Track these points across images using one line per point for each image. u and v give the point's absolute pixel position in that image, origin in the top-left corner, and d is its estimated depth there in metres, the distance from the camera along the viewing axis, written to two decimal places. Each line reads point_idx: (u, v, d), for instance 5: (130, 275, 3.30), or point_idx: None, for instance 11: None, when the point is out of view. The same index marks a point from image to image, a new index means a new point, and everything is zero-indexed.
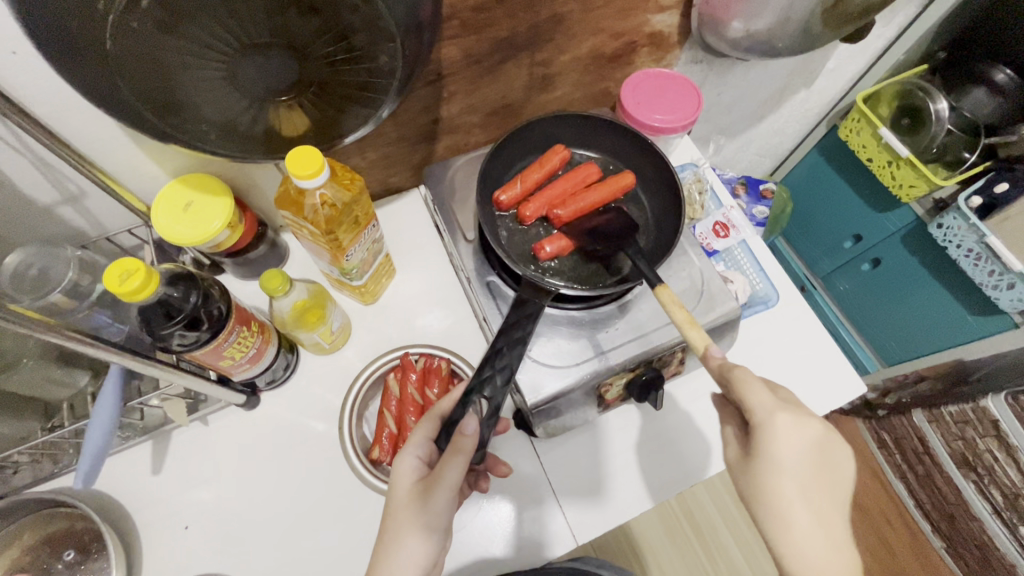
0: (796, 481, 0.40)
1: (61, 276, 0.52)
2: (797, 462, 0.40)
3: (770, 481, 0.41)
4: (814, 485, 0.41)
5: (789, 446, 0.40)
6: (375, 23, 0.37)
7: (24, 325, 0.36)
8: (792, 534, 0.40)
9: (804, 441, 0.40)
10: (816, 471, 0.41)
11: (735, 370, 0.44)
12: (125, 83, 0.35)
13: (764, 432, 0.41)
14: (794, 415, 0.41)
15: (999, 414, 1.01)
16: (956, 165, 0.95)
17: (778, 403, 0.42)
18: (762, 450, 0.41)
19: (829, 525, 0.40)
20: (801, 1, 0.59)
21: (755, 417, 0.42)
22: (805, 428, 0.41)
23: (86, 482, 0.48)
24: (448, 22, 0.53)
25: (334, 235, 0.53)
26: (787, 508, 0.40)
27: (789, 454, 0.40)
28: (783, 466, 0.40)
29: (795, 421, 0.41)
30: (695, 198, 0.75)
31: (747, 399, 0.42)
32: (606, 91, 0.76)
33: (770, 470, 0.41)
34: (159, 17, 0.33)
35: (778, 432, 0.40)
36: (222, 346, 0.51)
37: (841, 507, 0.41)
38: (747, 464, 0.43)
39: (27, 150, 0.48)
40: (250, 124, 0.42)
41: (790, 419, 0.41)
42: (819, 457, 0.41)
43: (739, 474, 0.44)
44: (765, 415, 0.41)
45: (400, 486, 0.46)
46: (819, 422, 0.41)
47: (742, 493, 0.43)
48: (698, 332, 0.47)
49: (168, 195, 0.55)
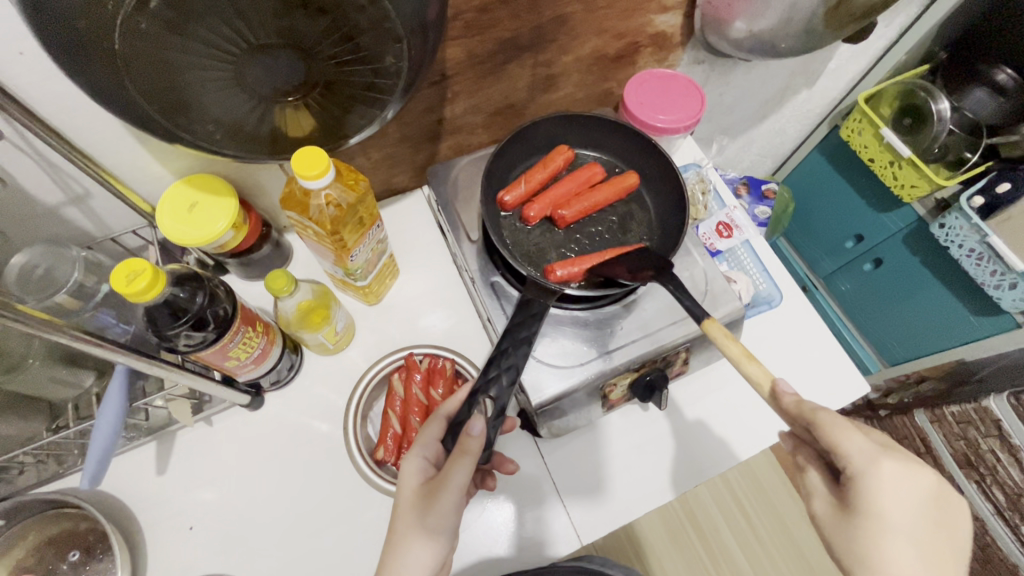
0: (902, 534, 0.39)
1: (67, 277, 0.52)
2: (902, 513, 0.39)
3: (875, 536, 0.39)
4: (921, 536, 0.39)
5: (894, 496, 0.39)
6: (382, 23, 0.37)
7: (30, 325, 0.36)
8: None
9: (909, 490, 0.39)
10: (921, 522, 0.39)
11: (819, 412, 0.42)
12: (134, 85, 0.35)
13: (866, 484, 0.39)
14: (897, 462, 0.39)
15: (1000, 414, 0.96)
16: (957, 165, 0.94)
17: (878, 449, 0.40)
18: (864, 504, 0.39)
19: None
20: (804, 2, 0.59)
21: (853, 467, 0.40)
22: (909, 476, 0.39)
23: (92, 482, 0.48)
24: (453, 23, 0.53)
25: (340, 236, 0.54)
26: (896, 566, 0.38)
27: (894, 506, 0.39)
28: (887, 520, 0.39)
29: (899, 470, 0.39)
30: (698, 199, 0.75)
31: (842, 446, 0.40)
32: (609, 91, 0.76)
33: (874, 525, 0.39)
34: (166, 16, 0.33)
35: (882, 483, 0.39)
36: (227, 346, 0.51)
37: (950, 557, 0.40)
38: (843, 516, 0.41)
39: (33, 150, 0.48)
40: (256, 125, 0.42)
41: (895, 467, 0.39)
42: (925, 506, 0.39)
43: (833, 526, 0.42)
44: (865, 464, 0.39)
45: (407, 487, 0.46)
46: (923, 469, 0.39)
47: (838, 548, 0.41)
48: (755, 366, 0.45)
49: (173, 195, 0.55)
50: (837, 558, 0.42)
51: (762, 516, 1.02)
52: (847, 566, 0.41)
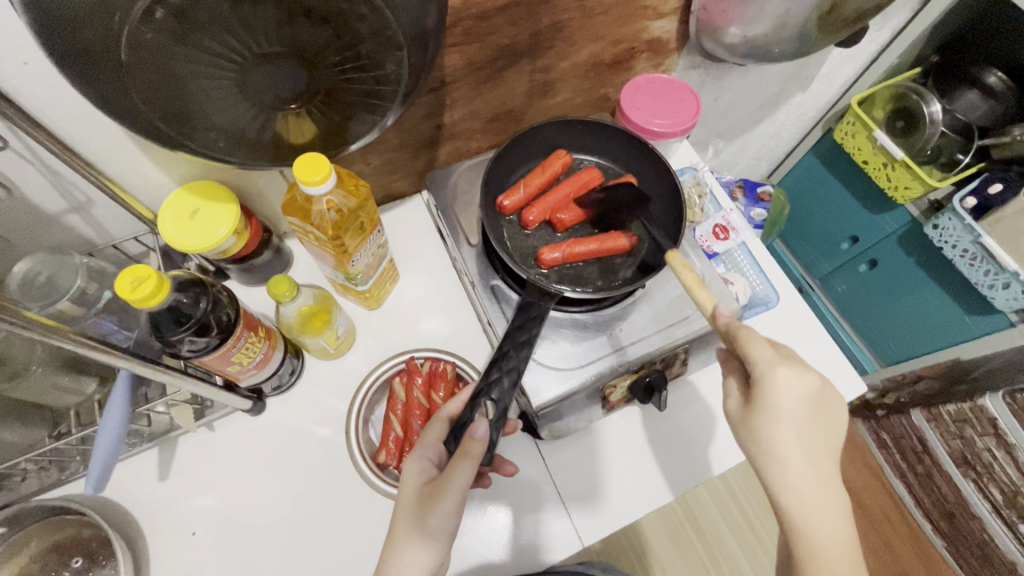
0: (792, 425, 0.43)
1: (70, 284, 0.53)
2: (794, 410, 0.43)
3: (770, 426, 0.43)
4: (810, 430, 0.43)
5: (787, 394, 0.43)
6: (383, 32, 0.38)
7: (36, 331, 0.36)
8: (787, 474, 0.43)
9: (800, 389, 0.43)
10: (810, 417, 0.44)
11: (741, 329, 0.45)
12: (139, 93, 0.36)
13: (765, 382, 0.43)
14: (790, 364, 0.43)
15: (997, 413, 1.05)
16: (950, 167, 0.97)
17: (778, 355, 0.44)
18: (764, 400, 0.43)
19: (821, 466, 0.43)
20: (796, 8, 0.60)
21: (757, 369, 0.44)
22: (802, 378, 0.43)
23: (96, 487, 0.47)
24: (452, 30, 0.54)
25: (341, 240, 0.54)
26: (786, 452, 0.43)
27: (787, 404, 0.43)
28: (782, 414, 0.43)
29: (793, 369, 0.43)
30: (695, 202, 0.76)
31: (750, 352, 0.44)
32: (605, 96, 0.77)
33: (768, 417, 0.43)
34: (172, 27, 0.34)
35: (778, 381, 0.43)
36: (230, 352, 0.51)
37: (831, 448, 0.45)
38: (747, 412, 0.45)
39: (37, 159, 0.48)
40: (258, 133, 0.43)
41: (789, 369, 0.43)
42: (815, 404, 0.44)
43: (738, 421, 0.46)
44: (766, 367, 0.43)
45: (409, 487, 0.47)
46: (816, 374, 0.43)
47: (741, 439, 0.46)
48: (705, 292, 0.48)
49: (175, 202, 0.56)
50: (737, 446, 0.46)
51: (759, 515, 1.03)
52: (745, 455, 0.46)
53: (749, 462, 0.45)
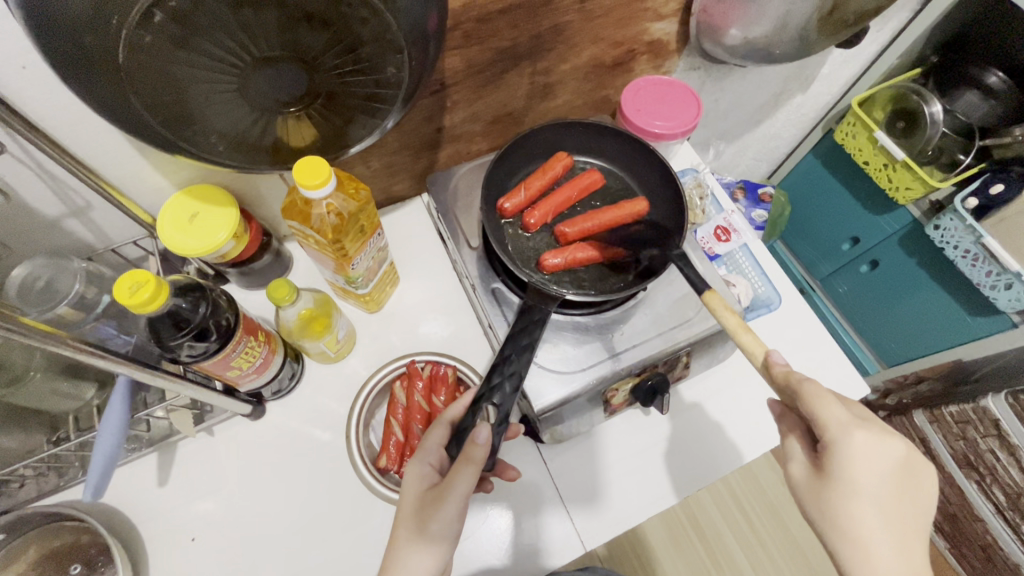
0: (870, 497, 0.41)
1: (68, 288, 0.52)
2: (872, 480, 0.41)
3: (845, 499, 0.41)
4: (892, 504, 0.41)
5: (865, 463, 0.41)
6: (383, 35, 0.38)
7: (32, 337, 0.36)
8: (867, 553, 0.41)
9: (879, 457, 0.41)
10: (892, 491, 0.41)
11: (804, 382, 0.43)
12: (137, 97, 0.35)
13: (839, 450, 0.42)
14: (868, 433, 0.42)
15: (999, 414, 1.03)
16: (951, 167, 0.96)
17: (853, 419, 0.42)
18: (838, 470, 0.42)
19: (908, 546, 0.41)
20: (797, 9, 0.60)
21: (829, 435, 0.42)
22: (880, 445, 0.41)
23: (95, 494, 0.47)
24: (452, 33, 0.54)
25: (341, 244, 0.54)
26: (864, 527, 0.41)
27: (865, 474, 0.41)
28: (859, 485, 0.41)
29: (870, 438, 0.41)
30: (696, 203, 0.75)
31: (821, 415, 0.42)
32: (605, 98, 0.76)
33: (844, 490, 0.41)
34: (171, 31, 0.33)
35: (852, 450, 0.41)
36: (229, 356, 0.51)
37: (917, 524, 0.42)
38: (818, 481, 0.43)
39: (34, 163, 0.48)
40: (258, 137, 0.42)
41: (867, 437, 0.41)
42: (895, 476, 0.42)
43: (808, 490, 0.44)
44: (840, 432, 0.42)
45: (410, 493, 0.47)
46: (894, 440, 0.42)
47: (811, 510, 0.44)
48: (748, 340, 0.46)
49: (174, 206, 0.55)
50: (810, 519, 0.44)
51: (762, 518, 1.02)
52: (817, 528, 0.43)
53: (823, 536, 0.43)
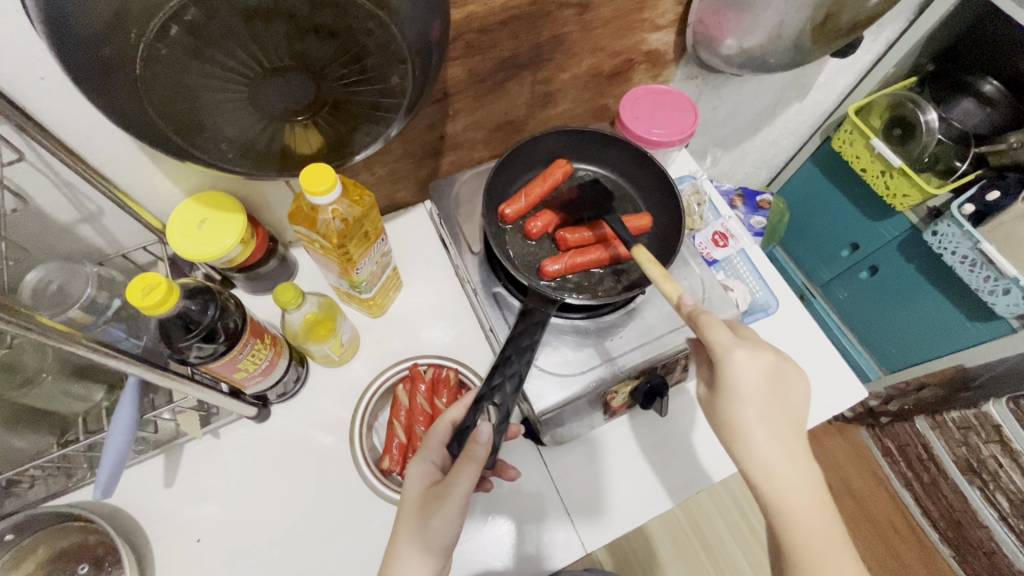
0: (752, 404, 0.46)
1: (81, 292, 0.54)
2: (753, 388, 0.46)
3: (733, 408, 0.46)
4: (772, 409, 0.46)
5: (745, 375, 0.45)
6: (389, 47, 0.39)
7: (47, 335, 0.36)
8: (755, 451, 0.45)
9: (757, 368, 0.46)
10: (768, 396, 0.46)
11: (702, 315, 0.47)
12: (153, 106, 0.37)
13: (724, 367, 0.46)
14: (748, 347, 0.46)
15: (1000, 418, 1.05)
16: (948, 174, 0.96)
17: (734, 339, 0.46)
18: (725, 382, 0.46)
19: (787, 441, 0.46)
20: (791, 19, 0.62)
21: (715, 354, 0.46)
22: (757, 358, 0.46)
23: (104, 493, 0.48)
24: (454, 44, 0.55)
25: (346, 249, 0.55)
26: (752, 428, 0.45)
27: (747, 384, 0.45)
28: (744, 395, 0.46)
29: (748, 351, 0.46)
30: (694, 210, 0.77)
31: (709, 338, 0.46)
32: (605, 107, 0.78)
33: (732, 399, 0.46)
34: (187, 44, 0.35)
35: (734, 364, 0.45)
36: (236, 358, 0.52)
37: (796, 424, 0.47)
38: (714, 395, 0.48)
39: (50, 169, 0.49)
40: (267, 144, 0.44)
41: (745, 352, 0.45)
42: (773, 384, 0.46)
43: (709, 406, 0.49)
44: (723, 351, 0.46)
45: (413, 492, 0.47)
46: (769, 352, 0.46)
47: (711, 421, 0.49)
48: (673, 283, 0.48)
49: (184, 212, 0.57)
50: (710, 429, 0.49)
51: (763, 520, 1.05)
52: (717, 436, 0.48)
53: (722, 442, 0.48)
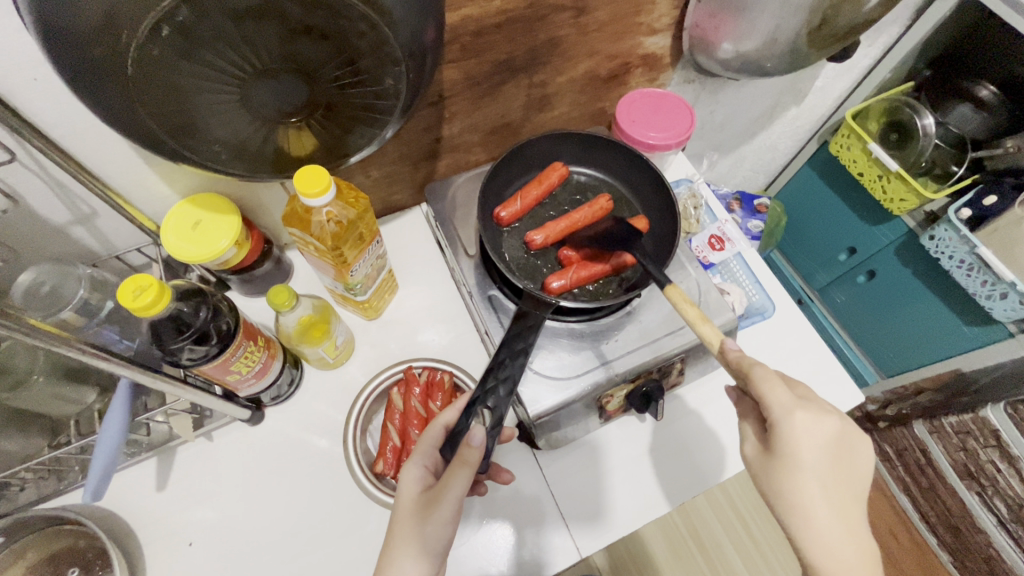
0: (813, 472, 0.44)
1: (73, 294, 0.53)
2: (815, 456, 0.44)
3: (791, 476, 0.44)
4: (833, 480, 0.44)
5: (806, 441, 0.44)
6: (382, 48, 0.39)
7: (38, 337, 0.36)
8: (813, 523, 0.43)
9: (821, 435, 0.44)
10: (831, 465, 0.44)
11: (755, 367, 0.46)
12: (144, 107, 0.37)
13: (783, 432, 0.44)
14: (810, 412, 0.44)
15: (999, 424, 1.06)
16: (945, 178, 0.98)
17: (796, 401, 0.45)
18: (783, 446, 0.44)
19: (847, 515, 0.44)
20: (786, 24, 0.62)
21: (773, 415, 0.45)
22: (821, 423, 0.44)
23: (94, 496, 0.47)
24: (450, 46, 0.55)
25: (340, 251, 0.55)
26: (812, 497, 0.43)
27: (808, 451, 0.44)
28: (803, 463, 0.44)
29: (810, 416, 0.44)
30: (690, 214, 0.77)
31: (767, 397, 0.45)
32: (602, 110, 0.78)
33: (791, 467, 0.44)
34: (178, 45, 0.34)
35: (794, 430, 0.44)
36: (229, 360, 0.51)
37: (857, 495, 0.45)
38: (767, 459, 0.46)
39: (43, 170, 0.49)
40: (260, 145, 0.44)
41: (808, 416, 0.44)
42: (835, 453, 0.44)
43: (760, 470, 0.47)
44: (783, 413, 0.44)
45: (407, 497, 0.47)
46: (835, 417, 0.44)
47: (762, 486, 0.47)
48: (707, 330, 0.48)
49: (178, 214, 0.57)
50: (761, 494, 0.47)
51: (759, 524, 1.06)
52: (768, 503, 0.46)
53: (774, 511, 0.46)
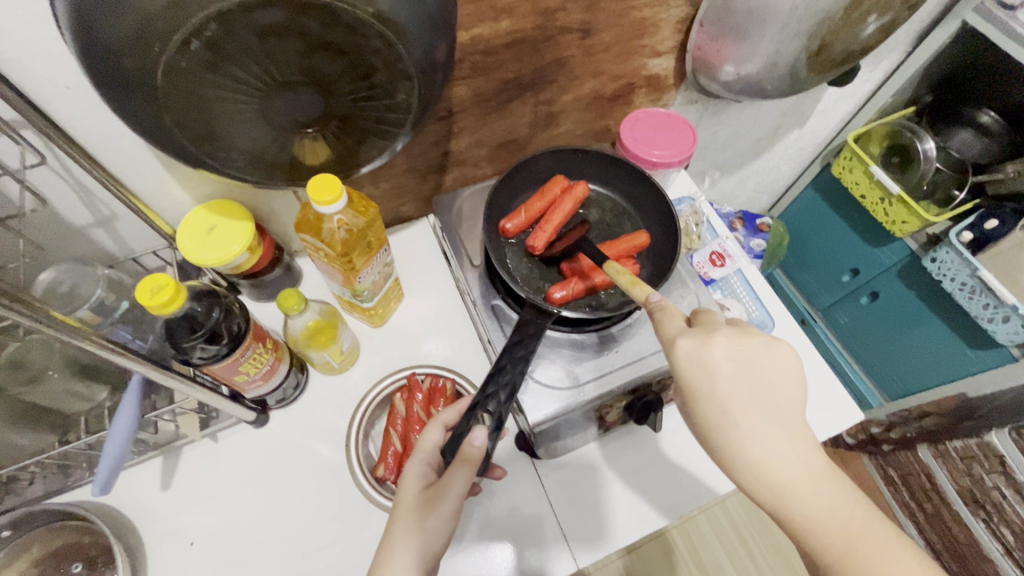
0: (716, 397, 0.44)
1: (91, 294, 0.55)
2: (712, 380, 0.44)
3: (700, 408, 0.45)
4: (745, 397, 0.44)
5: (699, 368, 0.44)
6: (396, 64, 0.41)
7: (60, 332, 0.38)
8: (731, 451, 0.44)
9: (711, 356, 0.44)
10: (732, 384, 0.44)
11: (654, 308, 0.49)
12: (170, 117, 0.39)
13: (677, 365, 0.45)
14: (698, 336, 0.45)
15: (1003, 449, 1.05)
16: (947, 203, 0.99)
17: (678, 330, 0.46)
18: (686, 380, 0.45)
19: (766, 428, 0.43)
20: (786, 48, 0.64)
21: (666, 352, 0.46)
22: (706, 345, 0.45)
23: (102, 490, 0.48)
24: (460, 65, 0.58)
25: (349, 258, 0.57)
26: (725, 423, 0.44)
27: (705, 378, 0.44)
28: (706, 392, 0.44)
29: (698, 341, 0.45)
30: (692, 230, 0.79)
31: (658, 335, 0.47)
32: (606, 128, 0.80)
33: (696, 399, 0.45)
34: (205, 57, 0.36)
35: (688, 359, 0.45)
36: (238, 361, 0.53)
37: (775, 406, 0.44)
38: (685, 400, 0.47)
39: (67, 173, 0.52)
40: (277, 154, 0.46)
41: (691, 342, 0.45)
42: (736, 368, 0.44)
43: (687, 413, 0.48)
44: (669, 346, 0.46)
45: (407, 494, 0.48)
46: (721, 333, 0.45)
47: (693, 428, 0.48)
48: (641, 287, 0.51)
49: (194, 218, 0.59)
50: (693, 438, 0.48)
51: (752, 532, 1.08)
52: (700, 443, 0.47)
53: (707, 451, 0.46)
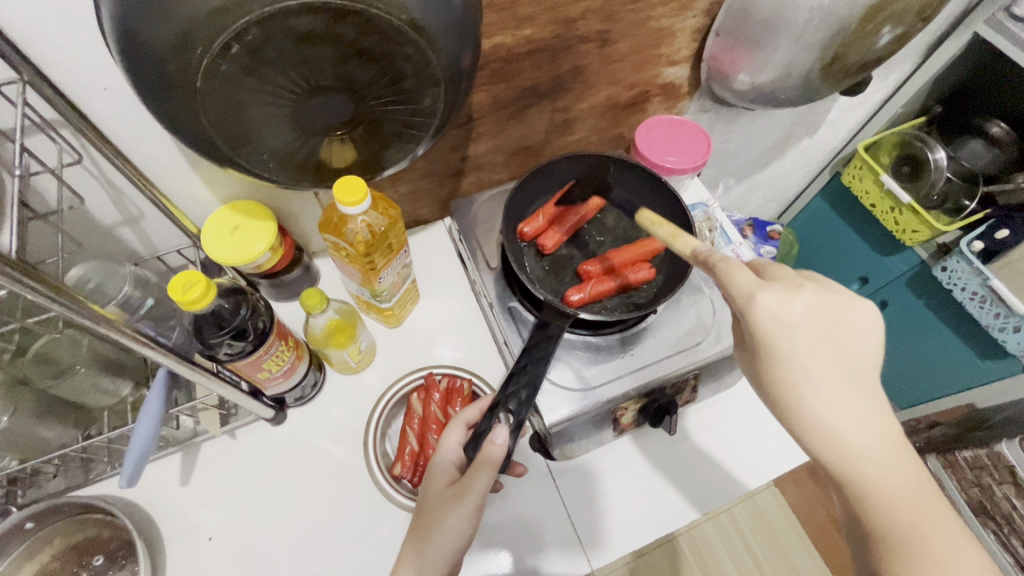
0: (796, 356, 0.43)
1: (118, 290, 0.57)
2: (793, 339, 0.43)
3: (779, 366, 0.44)
4: (824, 357, 0.43)
5: (781, 326, 0.43)
6: (424, 70, 0.42)
7: (96, 325, 0.39)
8: (806, 411, 0.43)
9: (793, 312, 0.43)
10: (813, 343, 0.43)
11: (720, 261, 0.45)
12: (205, 118, 0.40)
13: (755, 321, 0.43)
14: (777, 291, 0.44)
15: (1014, 458, 1.02)
16: (956, 212, 0.99)
17: (758, 283, 0.44)
18: (762, 337, 0.43)
19: (844, 388, 0.43)
20: (800, 59, 0.65)
21: (739, 305, 0.44)
22: (788, 301, 0.43)
23: (129, 482, 0.49)
24: (482, 72, 0.59)
25: (371, 258, 0.58)
26: (802, 382, 0.43)
27: (784, 336, 0.43)
28: (785, 349, 0.43)
29: (781, 296, 0.43)
30: (705, 236, 0.80)
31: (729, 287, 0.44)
32: (620, 135, 0.82)
33: (773, 357, 0.44)
34: (244, 62, 0.38)
35: (766, 314, 0.43)
36: (261, 358, 0.54)
37: (852, 365, 0.44)
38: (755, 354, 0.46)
39: (99, 173, 0.53)
40: (304, 156, 0.47)
41: (773, 296, 0.43)
42: (818, 327, 0.43)
43: (753, 369, 0.47)
44: (746, 300, 0.43)
45: (429, 492, 0.49)
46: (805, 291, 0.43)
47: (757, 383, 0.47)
48: (684, 240, 0.47)
49: (218, 218, 0.60)
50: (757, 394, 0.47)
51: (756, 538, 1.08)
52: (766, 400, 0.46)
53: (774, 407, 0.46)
